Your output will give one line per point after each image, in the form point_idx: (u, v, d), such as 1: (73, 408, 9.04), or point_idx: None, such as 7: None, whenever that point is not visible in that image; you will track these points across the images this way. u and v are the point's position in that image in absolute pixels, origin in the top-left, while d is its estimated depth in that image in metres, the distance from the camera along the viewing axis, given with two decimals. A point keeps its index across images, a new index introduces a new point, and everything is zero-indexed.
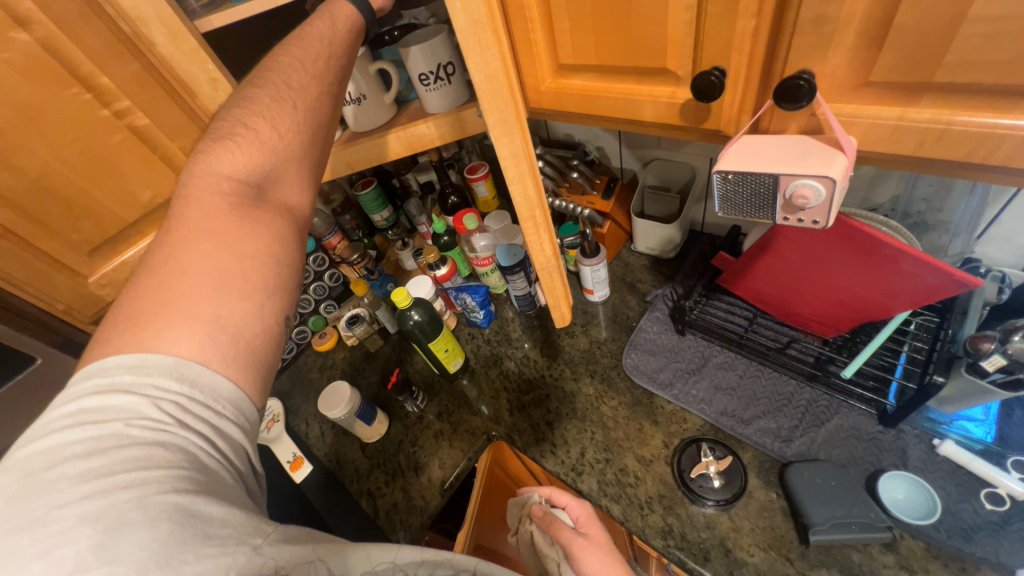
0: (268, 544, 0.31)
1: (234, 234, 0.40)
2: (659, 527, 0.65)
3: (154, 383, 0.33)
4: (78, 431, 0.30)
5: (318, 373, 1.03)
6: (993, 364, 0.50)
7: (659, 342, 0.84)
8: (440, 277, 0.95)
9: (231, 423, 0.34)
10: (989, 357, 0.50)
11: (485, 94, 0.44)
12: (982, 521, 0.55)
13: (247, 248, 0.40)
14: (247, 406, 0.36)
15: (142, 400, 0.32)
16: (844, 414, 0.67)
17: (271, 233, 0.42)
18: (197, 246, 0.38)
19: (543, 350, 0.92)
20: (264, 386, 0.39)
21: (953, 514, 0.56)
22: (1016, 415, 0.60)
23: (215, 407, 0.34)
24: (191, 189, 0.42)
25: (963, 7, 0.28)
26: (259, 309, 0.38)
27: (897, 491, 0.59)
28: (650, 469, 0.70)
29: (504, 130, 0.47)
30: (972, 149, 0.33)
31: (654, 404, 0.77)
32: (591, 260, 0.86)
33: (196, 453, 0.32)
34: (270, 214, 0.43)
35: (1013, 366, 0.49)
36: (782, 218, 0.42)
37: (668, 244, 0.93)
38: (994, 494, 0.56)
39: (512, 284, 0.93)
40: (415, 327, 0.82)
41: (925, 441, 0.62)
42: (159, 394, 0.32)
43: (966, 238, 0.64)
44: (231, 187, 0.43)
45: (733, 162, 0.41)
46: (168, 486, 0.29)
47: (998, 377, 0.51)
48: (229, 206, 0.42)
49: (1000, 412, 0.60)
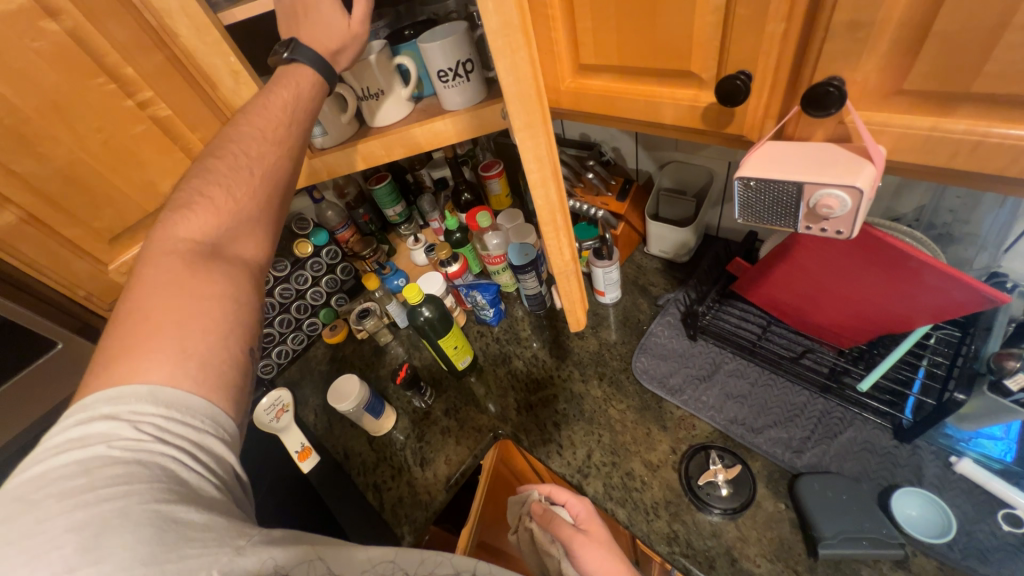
0: (251, 545, 0.30)
1: (194, 278, 0.40)
2: (665, 533, 0.64)
3: (132, 409, 0.33)
4: (62, 457, 0.31)
5: (328, 365, 1.04)
6: (1020, 381, 0.49)
7: (670, 347, 0.83)
8: (451, 274, 0.96)
9: (210, 437, 0.35)
10: (1015, 375, 0.49)
11: (510, 96, 0.43)
12: (999, 543, 0.53)
13: (206, 289, 0.40)
14: (225, 419, 0.36)
15: (121, 423, 0.32)
16: (857, 427, 0.66)
17: (232, 278, 0.43)
18: (161, 289, 0.39)
19: (552, 350, 0.92)
20: (241, 405, 0.39)
21: (969, 534, 0.55)
22: None
23: (193, 423, 0.34)
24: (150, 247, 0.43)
25: (1007, 15, 0.27)
26: (224, 340, 0.39)
27: (910, 508, 0.58)
28: (657, 474, 0.70)
29: (527, 132, 0.46)
30: (1008, 163, 0.32)
31: (663, 409, 0.77)
32: (603, 261, 0.86)
33: (176, 466, 0.32)
34: (227, 264, 0.43)
35: None
36: (805, 227, 0.41)
37: (682, 247, 0.92)
38: (1012, 516, 0.55)
39: (523, 284, 0.92)
40: (426, 323, 0.82)
41: (941, 458, 0.61)
42: (138, 417, 0.33)
43: (993, 252, 0.63)
44: (187, 241, 0.43)
45: (755, 169, 0.40)
46: (149, 496, 0.30)
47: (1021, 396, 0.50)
48: (183, 261, 0.42)
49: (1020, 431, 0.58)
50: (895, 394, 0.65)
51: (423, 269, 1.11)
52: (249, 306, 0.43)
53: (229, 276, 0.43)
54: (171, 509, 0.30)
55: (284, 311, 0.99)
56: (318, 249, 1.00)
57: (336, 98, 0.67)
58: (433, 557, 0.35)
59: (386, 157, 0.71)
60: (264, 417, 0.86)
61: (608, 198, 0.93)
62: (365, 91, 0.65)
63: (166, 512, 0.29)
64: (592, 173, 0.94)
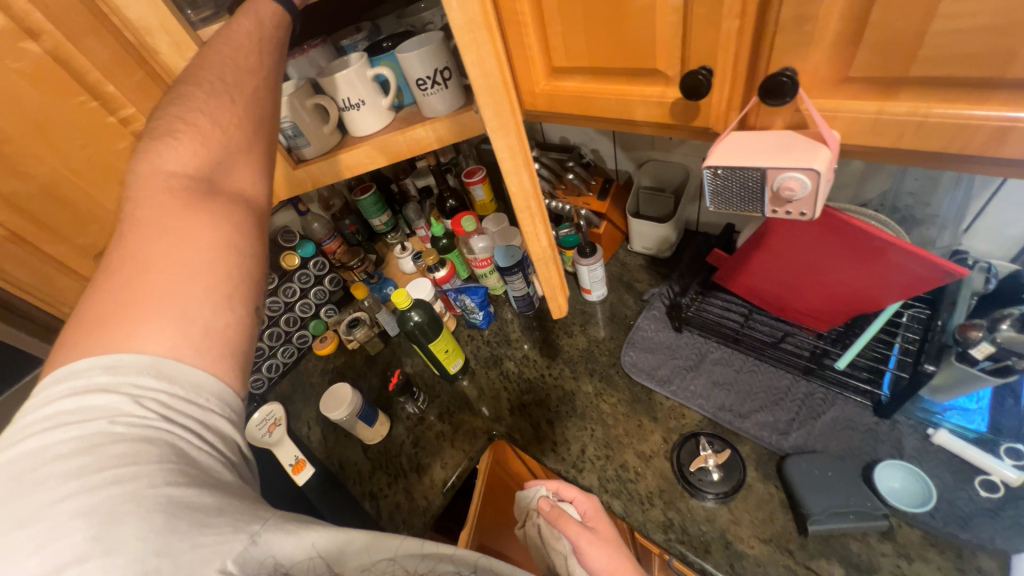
0: (265, 531, 0.31)
1: (190, 228, 0.38)
2: (660, 521, 0.65)
3: (134, 382, 0.32)
4: (61, 432, 0.30)
5: (320, 376, 1.04)
6: (983, 351, 0.51)
7: (657, 339, 0.85)
8: (439, 279, 0.96)
9: (216, 416, 0.34)
10: (978, 345, 0.52)
11: (481, 91, 0.44)
12: (978, 508, 0.55)
13: (205, 238, 0.38)
14: (231, 396, 0.36)
15: (124, 399, 0.31)
16: (839, 406, 0.68)
17: (230, 223, 0.40)
18: (156, 243, 0.37)
19: (542, 349, 0.93)
20: (244, 376, 0.38)
21: (949, 501, 0.57)
22: (1008, 404, 0.61)
23: (198, 402, 0.34)
24: (139, 189, 0.40)
25: (933, 5, 0.30)
26: (228, 301, 0.37)
27: (893, 480, 0.60)
28: (650, 464, 0.71)
29: (498, 124, 0.47)
30: (949, 142, 0.35)
31: (653, 400, 0.78)
32: (588, 260, 0.87)
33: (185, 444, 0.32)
34: (223, 206, 0.41)
35: (1001, 353, 0.51)
36: (771, 211, 0.43)
37: (664, 243, 0.95)
38: (989, 482, 0.57)
39: (510, 285, 0.94)
40: (415, 327, 0.82)
41: (920, 431, 0.63)
42: (141, 393, 0.32)
43: (953, 231, 0.66)
44: (180, 183, 0.41)
45: (721, 158, 0.42)
46: (159, 478, 0.29)
47: (987, 364, 0.52)
48: (181, 203, 0.39)
49: (991, 401, 0.61)
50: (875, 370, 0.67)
51: (411, 276, 1.12)
52: (256, 257, 0.41)
53: (222, 230, 0.39)
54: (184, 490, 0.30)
55: (273, 324, 0.99)
56: (305, 261, 1.00)
57: (317, 110, 0.68)
58: (433, 553, 0.37)
59: (370, 165, 0.72)
60: (257, 431, 0.86)
61: (590, 198, 0.96)
62: (347, 102, 0.67)
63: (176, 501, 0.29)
64: (573, 175, 0.97)
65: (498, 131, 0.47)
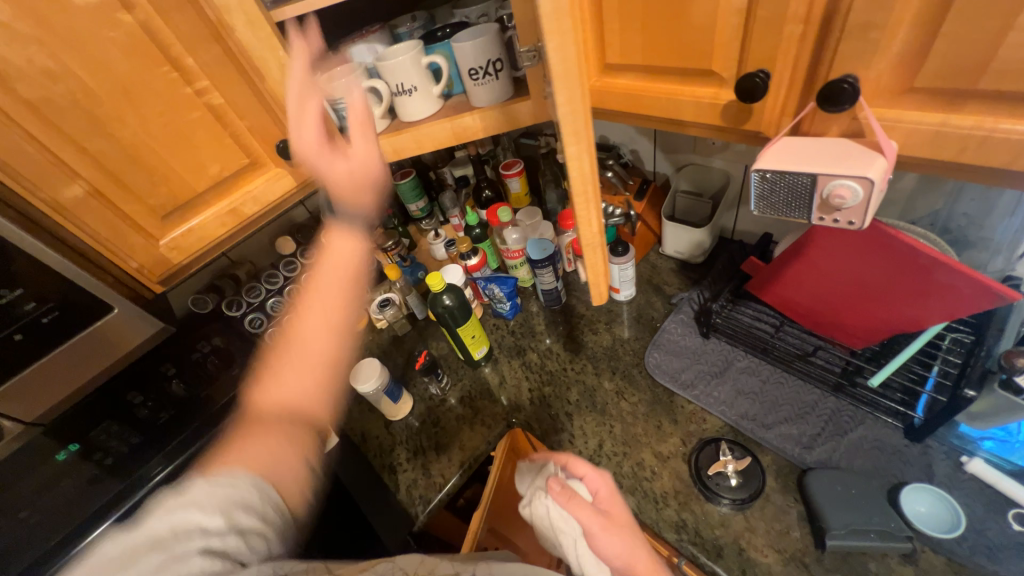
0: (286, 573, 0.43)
1: (272, 441, 0.56)
2: (674, 521, 0.66)
3: (196, 505, 0.44)
4: (142, 536, 0.42)
5: None
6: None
7: (683, 343, 0.85)
8: (470, 267, 0.99)
9: (259, 522, 0.47)
10: None
11: (558, 79, 0.42)
12: (1009, 541, 0.54)
13: (284, 445, 0.56)
14: (273, 496, 0.50)
15: (190, 514, 0.44)
16: (868, 425, 0.67)
17: (302, 438, 0.59)
18: (250, 445, 0.54)
19: (565, 344, 0.94)
20: (280, 479, 0.53)
21: (978, 531, 0.55)
22: None
23: (258, 503, 0.48)
24: (251, 416, 0.60)
25: (1008, 19, 0.30)
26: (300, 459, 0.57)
27: (920, 504, 0.58)
28: (667, 465, 0.71)
29: (568, 105, 0.43)
30: (1013, 158, 0.34)
31: (674, 403, 0.78)
32: (619, 259, 0.88)
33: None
34: (299, 428, 0.60)
35: None
36: (818, 219, 0.43)
37: (697, 248, 0.94)
38: (1023, 516, 0.55)
39: (539, 278, 0.95)
40: (446, 311, 0.84)
41: (952, 458, 0.61)
42: (186, 528, 0.43)
43: (1007, 257, 0.63)
44: (278, 410, 0.61)
45: (771, 161, 0.42)
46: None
47: None
48: (277, 433, 0.57)
49: None
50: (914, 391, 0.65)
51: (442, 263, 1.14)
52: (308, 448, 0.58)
53: (302, 438, 0.59)
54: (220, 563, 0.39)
55: None
56: None
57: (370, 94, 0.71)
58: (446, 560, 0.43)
59: (417, 150, 0.74)
60: None
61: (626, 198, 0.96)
62: (399, 88, 0.70)
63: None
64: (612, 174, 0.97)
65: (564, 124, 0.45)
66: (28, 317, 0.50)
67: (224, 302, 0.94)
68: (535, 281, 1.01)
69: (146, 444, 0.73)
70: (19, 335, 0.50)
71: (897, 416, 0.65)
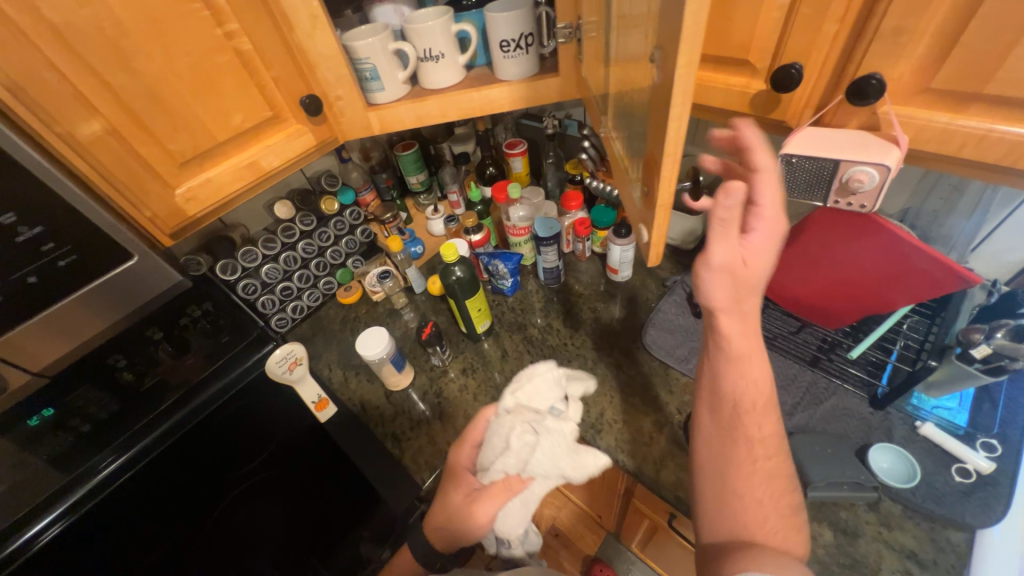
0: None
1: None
2: (671, 480, 0.71)
3: None
4: None
5: (341, 324, 1.06)
6: (982, 353, 0.58)
7: (677, 322, 0.91)
8: (474, 243, 1.00)
9: None
10: (978, 346, 0.58)
11: (682, 43, 0.31)
12: (951, 489, 0.64)
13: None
14: None
15: None
16: (840, 395, 0.75)
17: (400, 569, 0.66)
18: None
19: (565, 320, 0.98)
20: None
21: (928, 483, 0.64)
22: (986, 408, 0.69)
23: None
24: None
25: (1018, 33, 0.35)
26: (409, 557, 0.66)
27: (882, 461, 0.67)
28: (664, 431, 0.77)
29: (682, 74, 0.33)
30: (1003, 155, 0.40)
31: (670, 375, 0.84)
32: (621, 240, 0.92)
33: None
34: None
35: (994, 356, 0.58)
36: (835, 200, 0.50)
37: (689, 235, 1.00)
38: (963, 469, 0.65)
39: (542, 256, 0.98)
40: (456, 283, 0.85)
41: (908, 423, 0.71)
42: None
43: (960, 251, 0.74)
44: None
45: (798, 147, 0.47)
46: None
47: (980, 365, 0.59)
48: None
49: (971, 403, 0.70)
50: (883, 364, 0.74)
51: (439, 238, 1.14)
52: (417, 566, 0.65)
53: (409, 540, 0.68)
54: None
55: (304, 266, 1.01)
56: (343, 208, 1.03)
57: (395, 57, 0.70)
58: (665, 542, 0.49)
59: (439, 118, 0.74)
60: (277, 369, 0.85)
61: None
62: (426, 53, 0.69)
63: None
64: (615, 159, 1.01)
65: (667, 99, 0.35)
66: (45, 260, 0.48)
67: (217, 264, 0.89)
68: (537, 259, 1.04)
69: (126, 411, 0.77)
70: (35, 277, 0.48)
71: (865, 387, 0.74)
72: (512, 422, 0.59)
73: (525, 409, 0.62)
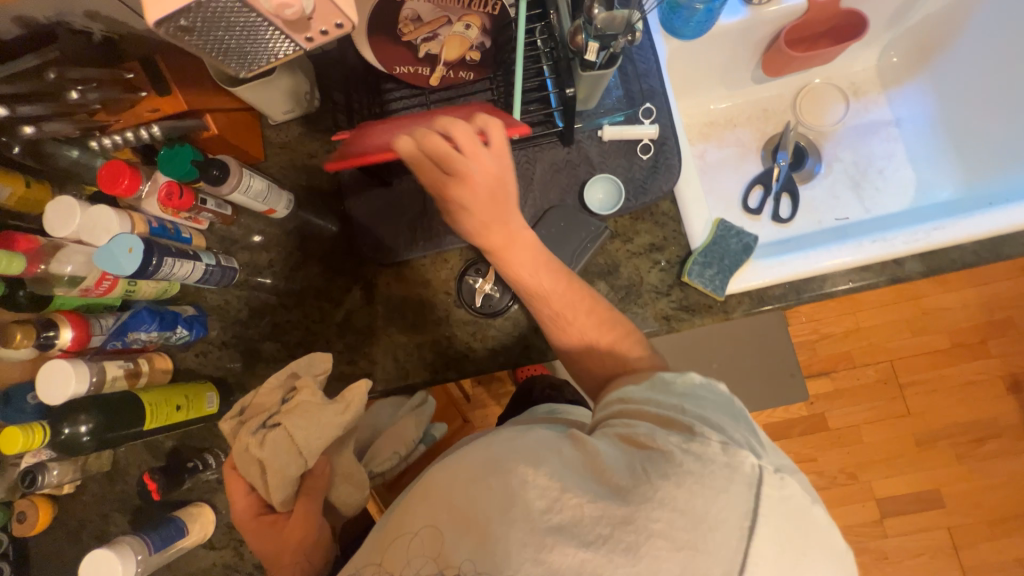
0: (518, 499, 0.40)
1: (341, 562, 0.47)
2: (488, 354, 0.71)
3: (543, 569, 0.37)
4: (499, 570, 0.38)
5: (75, 545, 0.73)
6: (594, 51, 0.52)
7: (375, 208, 0.74)
8: (72, 346, 0.63)
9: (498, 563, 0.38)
10: (587, 46, 0.53)
11: None
12: (643, 171, 0.68)
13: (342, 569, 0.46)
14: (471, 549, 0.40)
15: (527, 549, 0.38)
16: (545, 155, 0.69)
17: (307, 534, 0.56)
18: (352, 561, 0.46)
19: (288, 298, 0.76)
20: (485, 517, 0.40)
21: (632, 180, 0.67)
22: (632, 68, 0.69)
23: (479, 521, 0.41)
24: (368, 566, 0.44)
25: None
26: (313, 536, 0.56)
27: (598, 193, 0.68)
28: (452, 321, 0.72)
29: None
30: None
31: (416, 265, 0.74)
32: (228, 183, 0.64)
33: (687, 527, 0.37)
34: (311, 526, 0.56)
35: (604, 42, 0.53)
36: (308, 38, 0.38)
37: (298, 94, 0.72)
38: (644, 147, 0.68)
39: (173, 275, 0.66)
40: (97, 439, 0.59)
41: (595, 137, 0.69)
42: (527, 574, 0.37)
43: None
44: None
45: (160, 7, 0.33)
46: (712, 463, 0.39)
47: (601, 59, 0.54)
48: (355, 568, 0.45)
49: (619, 76, 0.68)
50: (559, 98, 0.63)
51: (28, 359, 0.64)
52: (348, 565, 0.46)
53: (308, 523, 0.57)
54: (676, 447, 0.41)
55: None
56: None
57: None
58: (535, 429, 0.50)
59: None
60: None
61: (154, 101, 0.61)
62: None
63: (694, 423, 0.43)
64: (80, 90, 0.56)
65: None
66: None
67: None
68: (173, 281, 0.68)
69: None
70: None
71: (551, 133, 0.67)
72: (244, 438, 0.55)
73: (253, 419, 0.57)
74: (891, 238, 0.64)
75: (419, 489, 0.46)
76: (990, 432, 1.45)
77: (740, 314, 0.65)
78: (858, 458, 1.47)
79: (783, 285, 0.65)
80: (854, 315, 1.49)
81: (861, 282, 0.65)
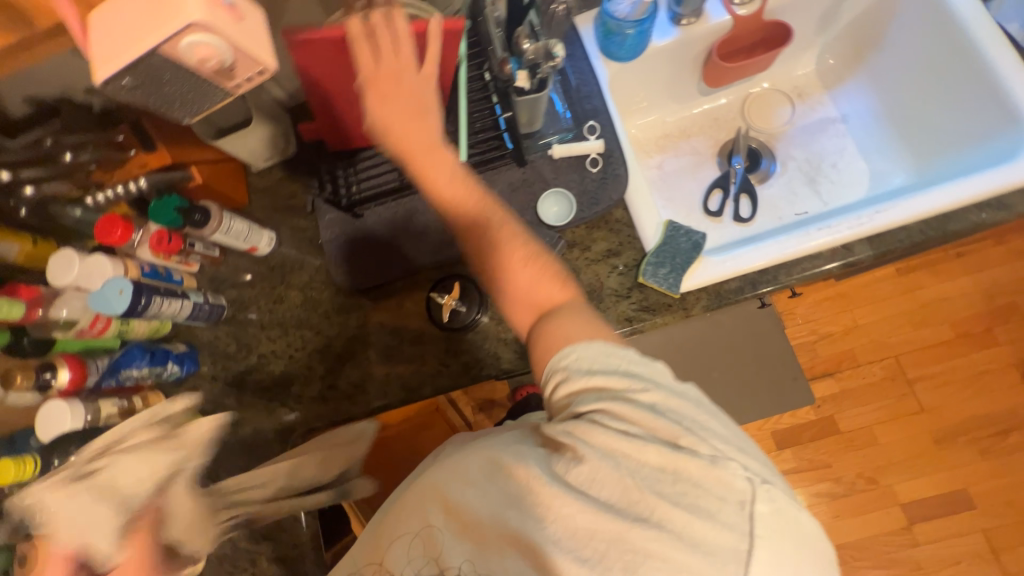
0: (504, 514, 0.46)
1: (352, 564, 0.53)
2: (462, 368, 0.73)
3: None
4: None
5: None
6: (525, 78, 0.60)
7: (349, 239, 0.79)
8: (69, 386, 0.67)
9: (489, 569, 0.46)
10: (517, 75, 0.60)
11: None
12: (594, 182, 0.72)
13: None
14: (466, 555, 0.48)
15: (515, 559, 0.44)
16: (501, 176, 0.73)
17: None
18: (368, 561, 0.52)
19: (272, 329, 0.80)
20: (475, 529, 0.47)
21: (584, 192, 0.71)
22: (575, 92, 0.75)
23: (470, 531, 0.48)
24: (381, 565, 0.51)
25: None
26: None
27: (553, 207, 0.72)
28: (425, 340, 0.75)
29: None
30: None
31: (390, 289, 0.78)
32: (209, 226, 0.71)
33: (681, 549, 0.39)
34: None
35: (532, 69, 0.60)
36: (236, 84, 0.44)
37: (275, 143, 0.80)
38: (593, 160, 0.72)
39: (163, 313, 0.71)
40: None
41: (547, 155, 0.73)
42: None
43: None
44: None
45: (107, 69, 0.38)
46: (705, 483, 0.41)
47: (533, 84, 0.61)
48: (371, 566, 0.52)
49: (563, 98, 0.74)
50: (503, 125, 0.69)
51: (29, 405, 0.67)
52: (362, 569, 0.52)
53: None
54: (670, 463, 0.42)
55: None
56: None
57: None
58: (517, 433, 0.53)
59: None
60: None
61: (143, 156, 0.68)
62: None
63: (681, 432, 0.43)
64: (75, 152, 0.65)
65: None
66: None
67: None
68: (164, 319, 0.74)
69: None
70: None
71: (505, 155, 0.72)
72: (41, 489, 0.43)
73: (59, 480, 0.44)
74: (835, 226, 0.66)
75: (418, 495, 0.52)
76: (1013, 425, 1.38)
77: (699, 311, 0.67)
78: (875, 461, 1.41)
79: (739, 279, 0.67)
80: (850, 313, 1.47)
81: (815, 269, 0.66)
